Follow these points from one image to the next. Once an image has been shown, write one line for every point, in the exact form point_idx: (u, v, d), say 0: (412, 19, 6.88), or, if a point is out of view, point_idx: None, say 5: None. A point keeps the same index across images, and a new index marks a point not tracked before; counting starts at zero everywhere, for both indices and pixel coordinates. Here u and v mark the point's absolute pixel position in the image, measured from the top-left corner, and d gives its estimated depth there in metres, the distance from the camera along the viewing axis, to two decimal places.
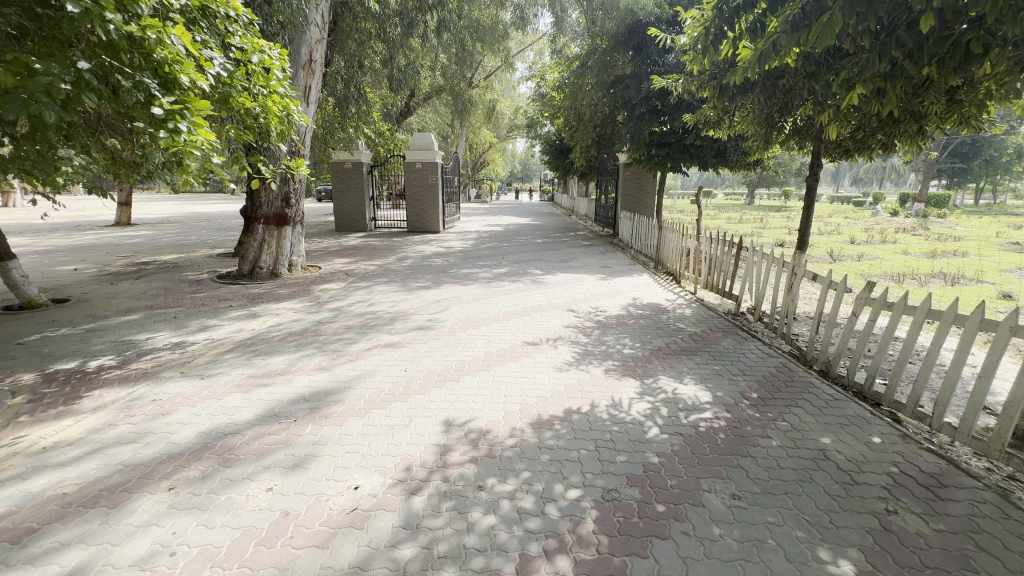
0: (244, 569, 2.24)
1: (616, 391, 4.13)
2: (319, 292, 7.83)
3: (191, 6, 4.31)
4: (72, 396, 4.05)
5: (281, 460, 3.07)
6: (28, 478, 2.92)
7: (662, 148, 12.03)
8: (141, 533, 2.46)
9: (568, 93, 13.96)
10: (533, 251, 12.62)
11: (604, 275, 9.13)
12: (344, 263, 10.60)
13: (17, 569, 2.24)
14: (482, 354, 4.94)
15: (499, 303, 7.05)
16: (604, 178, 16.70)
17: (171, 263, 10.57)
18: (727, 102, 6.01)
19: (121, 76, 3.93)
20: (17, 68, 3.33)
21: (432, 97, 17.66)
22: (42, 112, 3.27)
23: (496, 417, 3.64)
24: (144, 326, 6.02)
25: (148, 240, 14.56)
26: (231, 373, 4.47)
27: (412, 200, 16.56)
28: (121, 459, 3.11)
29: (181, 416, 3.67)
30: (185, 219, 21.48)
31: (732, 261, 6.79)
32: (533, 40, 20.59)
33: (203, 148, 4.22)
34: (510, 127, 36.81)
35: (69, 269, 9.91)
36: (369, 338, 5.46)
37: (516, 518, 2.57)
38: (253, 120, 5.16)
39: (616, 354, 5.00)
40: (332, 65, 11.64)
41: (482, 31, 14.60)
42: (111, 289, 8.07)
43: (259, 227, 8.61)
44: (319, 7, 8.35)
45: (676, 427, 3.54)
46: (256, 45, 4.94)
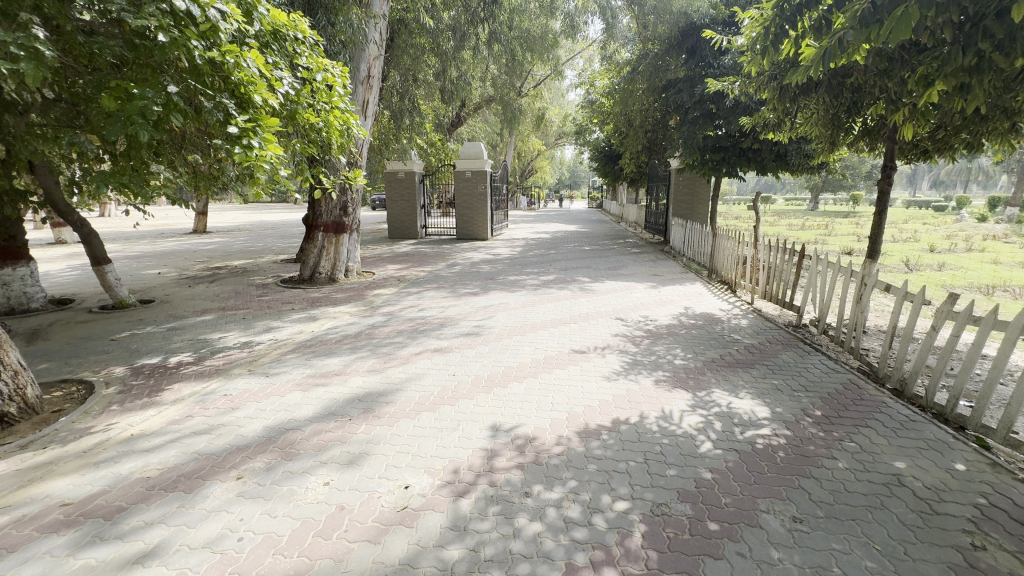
0: (303, 557, 2.36)
1: (666, 403, 4.00)
2: (373, 297, 8.17)
3: (264, 31, 4.66)
4: (156, 388, 4.45)
5: (336, 457, 3.22)
6: (118, 462, 3.23)
7: (717, 153, 11.63)
8: (212, 517, 2.65)
9: (618, 99, 13.87)
10: (581, 258, 12.53)
11: (654, 284, 8.93)
12: (396, 269, 11.00)
13: (110, 543, 2.48)
14: (529, 361, 4.96)
15: (545, 310, 7.06)
16: (654, 184, 16.34)
17: (241, 268, 11.39)
18: (788, 103, 5.71)
19: (203, 97, 4.32)
20: (118, 94, 3.73)
21: (482, 107, 18.06)
22: (138, 133, 3.65)
23: (543, 424, 3.63)
24: (217, 326, 6.52)
25: (220, 246, 15.73)
26: (292, 372, 4.75)
27: (462, 208, 16.91)
28: (196, 448, 3.37)
29: (248, 411, 3.94)
30: (253, 227, 23.10)
31: (792, 269, 6.43)
32: (582, 48, 20.72)
33: (272, 161, 4.57)
34: (559, 135, 36.99)
35: (154, 273, 10.90)
36: (419, 342, 5.63)
37: (563, 527, 2.55)
38: (317, 134, 5.51)
39: (667, 364, 4.86)
40: (389, 80, 12.21)
41: (532, 41, 14.81)
42: (189, 292, 8.81)
43: (319, 234, 9.08)
44: (377, 25, 8.78)
45: (730, 443, 3.39)
46: (320, 64, 5.26)
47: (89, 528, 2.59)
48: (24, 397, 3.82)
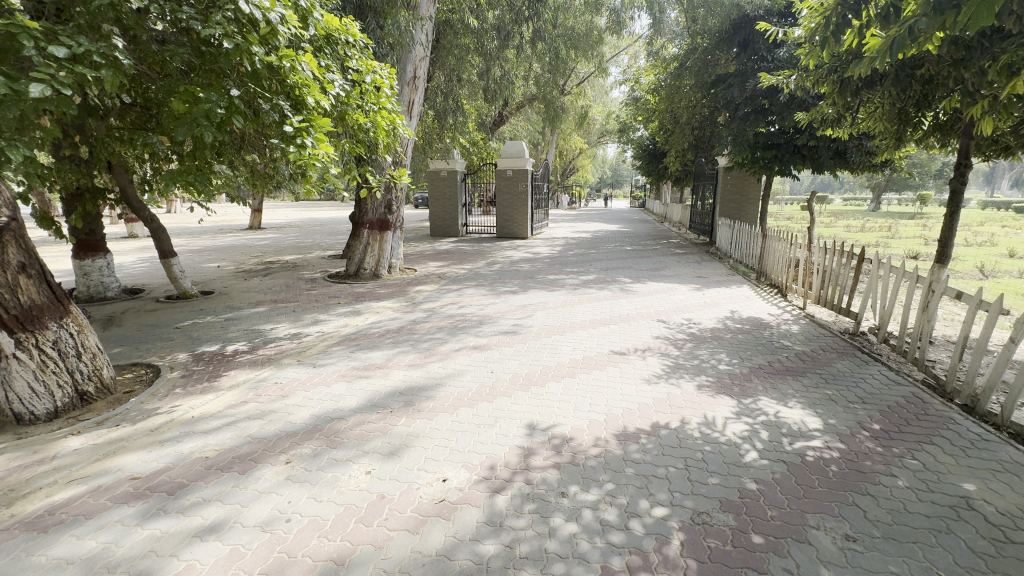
0: (346, 542, 2.46)
1: (709, 409, 3.88)
2: (415, 293, 8.37)
3: (318, 35, 4.89)
4: (214, 374, 4.75)
5: (378, 447, 3.33)
6: (181, 441, 3.47)
7: (769, 150, 11.13)
8: (263, 498, 2.81)
9: (665, 96, 13.56)
10: (621, 259, 12.30)
11: (698, 286, 8.65)
12: (436, 266, 11.19)
13: (172, 516, 2.67)
14: (568, 361, 4.92)
15: (585, 310, 6.98)
16: (700, 183, 15.83)
17: (291, 262, 11.94)
18: (849, 97, 5.39)
19: (262, 100, 4.57)
20: (187, 97, 4.01)
21: (524, 106, 18.09)
22: (203, 133, 3.90)
23: (581, 425, 3.61)
24: (269, 317, 6.87)
25: (274, 242, 16.57)
26: (338, 364, 4.94)
27: (502, 207, 16.99)
28: (250, 432, 3.57)
29: (297, 399, 4.13)
30: (303, 224, 24.25)
31: (849, 273, 6.07)
32: (628, 44, 20.37)
33: (323, 160, 4.79)
34: (601, 133, 36.50)
35: (214, 266, 11.62)
36: (458, 339, 5.71)
37: (599, 530, 2.53)
38: (364, 134, 5.69)
39: (710, 369, 4.70)
40: (434, 80, 12.44)
41: (577, 38, 14.67)
42: (244, 284, 9.33)
43: (364, 231, 9.37)
44: (424, 26, 8.96)
45: (778, 453, 3.24)
46: (370, 66, 5.43)
47: (155, 501, 2.80)
48: (101, 377, 4.16)
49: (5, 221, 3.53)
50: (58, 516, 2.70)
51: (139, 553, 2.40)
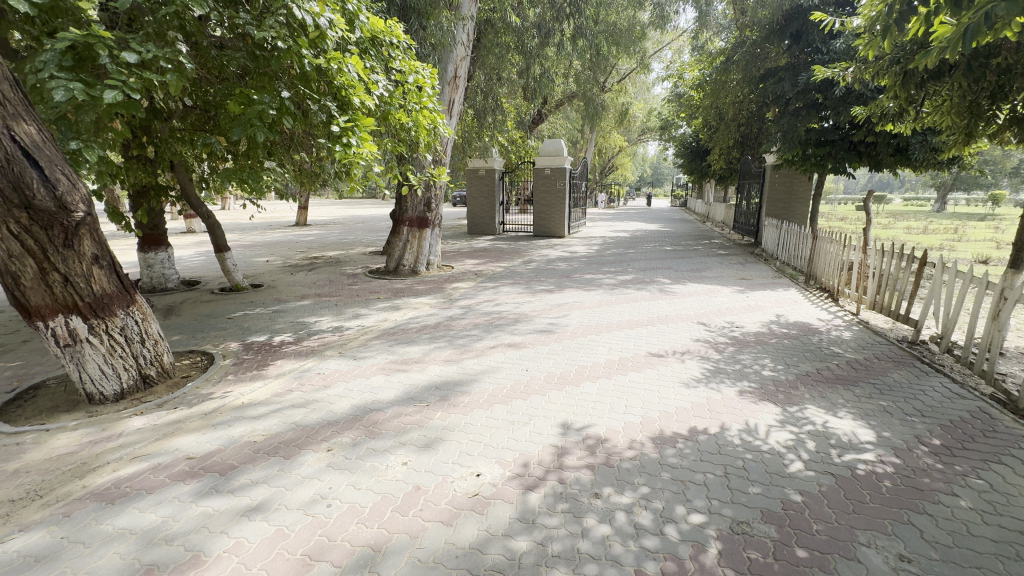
0: (382, 529, 2.53)
1: (751, 415, 3.74)
2: (451, 290, 8.49)
3: (364, 38, 5.05)
4: (262, 363, 4.99)
5: (414, 439, 3.40)
6: (231, 425, 3.67)
7: (822, 147, 10.61)
8: (306, 483, 2.93)
9: (709, 91, 13.15)
10: (661, 259, 12.01)
11: (741, 288, 8.35)
12: (473, 264, 11.30)
13: (223, 495, 2.83)
14: (603, 361, 4.87)
15: (622, 311, 6.87)
16: (746, 181, 15.25)
17: (335, 258, 12.37)
18: (913, 89, 5.04)
19: (311, 101, 4.75)
20: (242, 99, 4.24)
21: (563, 104, 17.96)
22: (255, 133, 4.11)
23: (616, 426, 3.56)
24: (313, 310, 7.15)
25: (318, 238, 17.21)
26: (377, 357, 5.08)
27: (539, 205, 16.94)
28: (294, 419, 3.74)
29: (338, 389, 4.28)
30: (346, 221, 25.09)
31: (908, 278, 5.70)
32: (671, 39, 19.88)
33: (366, 158, 4.95)
34: (642, 131, 35.76)
35: (263, 260, 12.19)
36: (494, 336, 5.76)
37: (632, 533, 2.49)
38: (406, 133, 5.82)
39: (753, 375, 4.53)
40: (474, 79, 12.55)
41: (619, 34, 14.42)
42: (291, 278, 9.73)
43: (404, 229, 9.59)
44: (465, 26, 9.04)
45: (825, 465, 3.09)
46: (412, 67, 5.54)
47: (208, 481, 2.97)
48: (162, 362, 4.44)
49: (81, 216, 3.67)
50: (123, 489, 2.92)
51: (193, 528, 2.56)
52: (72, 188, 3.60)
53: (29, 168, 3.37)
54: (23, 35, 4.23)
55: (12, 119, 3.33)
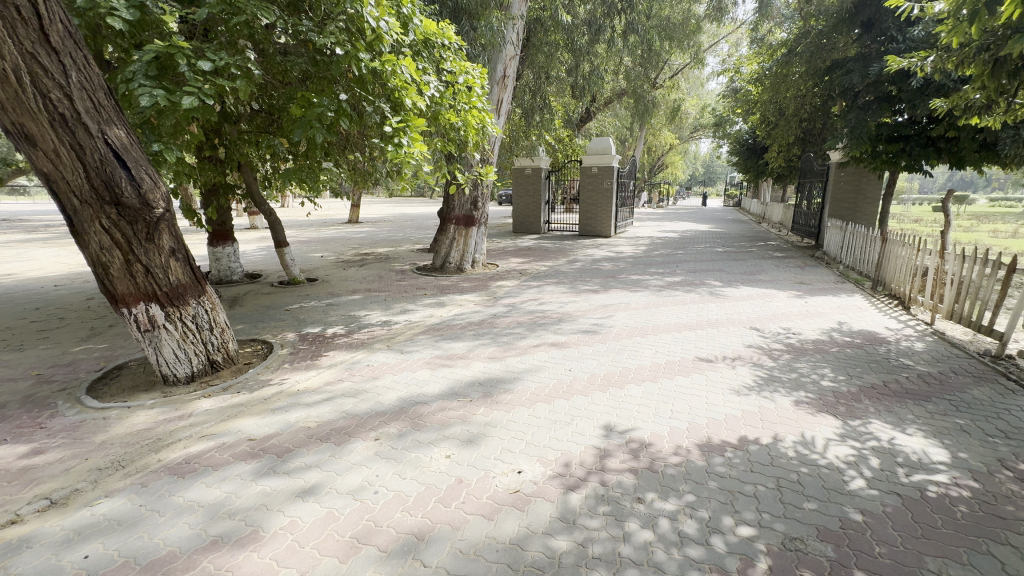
0: (426, 518, 2.60)
1: (808, 427, 3.54)
2: (496, 288, 8.57)
3: (417, 40, 5.21)
4: (316, 353, 5.25)
5: (458, 433, 3.47)
6: (288, 411, 3.89)
7: (894, 143, 9.90)
8: (355, 469, 3.06)
9: (769, 86, 12.54)
10: (713, 260, 11.57)
11: (798, 293, 7.91)
12: (518, 262, 11.34)
13: (279, 476, 3.00)
14: (649, 364, 4.76)
15: (669, 313, 6.69)
16: (807, 180, 14.41)
17: (385, 254, 12.79)
18: (1005, 79, 4.59)
19: (366, 103, 4.95)
20: (303, 103, 4.49)
21: (613, 101, 17.64)
22: (314, 134, 4.35)
23: (661, 431, 3.48)
24: (364, 305, 7.44)
25: (369, 235, 17.85)
26: (423, 352, 5.21)
27: (585, 205, 16.77)
28: (345, 408, 3.91)
29: (386, 381, 4.44)
30: (396, 218, 25.83)
31: (993, 285, 5.20)
32: (728, 31, 19.09)
33: (416, 158, 5.08)
34: (694, 128, 34.48)
35: (318, 256, 12.78)
36: (537, 335, 5.76)
37: (676, 541, 2.43)
38: (455, 133, 5.93)
39: (811, 385, 4.27)
40: (523, 79, 12.57)
41: (672, 28, 14.04)
42: (343, 273, 10.16)
43: (451, 227, 9.79)
44: (516, 26, 9.07)
45: (889, 484, 2.88)
46: (462, 67, 5.64)
47: (267, 461, 3.17)
48: (227, 349, 4.77)
49: (161, 213, 4.01)
50: (193, 464, 3.17)
51: (253, 505, 2.74)
52: (155, 186, 3.95)
53: (119, 168, 3.70)
54: (115, 47, 4.66)
55: (105, 123, 3.64)
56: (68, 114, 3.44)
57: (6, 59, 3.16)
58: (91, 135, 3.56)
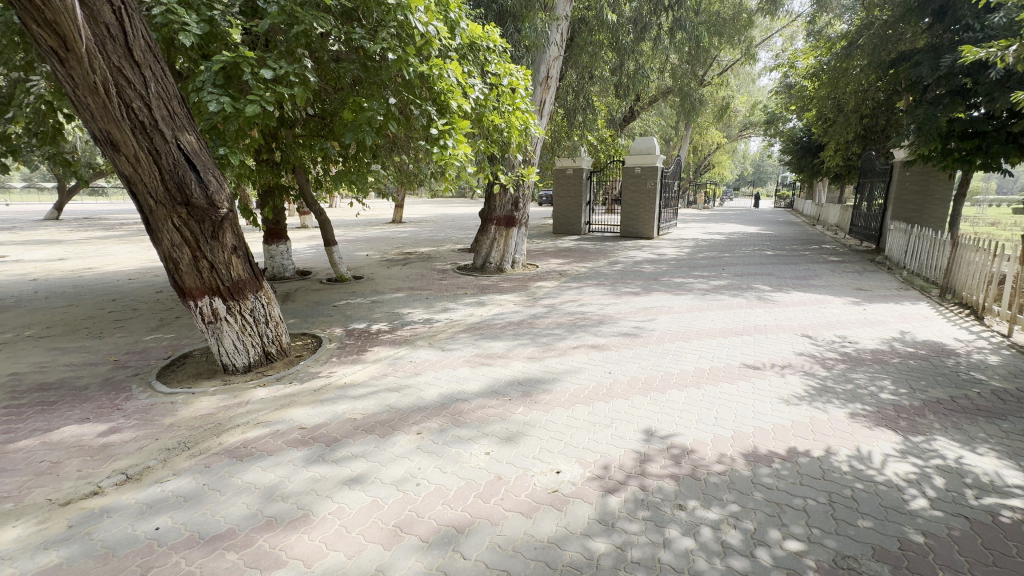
0: (465, 512, 2.66)
1: (865, 441, 3.35)
2: (536, 289, 8.59)
3: (463, 44, 5.32)
4: (361, 349, 5.45)
5: (497, 431, 3.52)
6: (335, 402, 4.06)
7: (969, 140, 9.20)
8: (398, 461, 3.16)
9: (826, 81, 11.91)
10: (761, 264, 11.12)
11: (856, 299, 7.48)
12: (558, 263, 11.30)
13: (328, 464, 3.15)
14: (692, 369, 4.64)
15: (714, 318, 6.49)
16: (868, 180, 13.57)
17: (427, 254, 13.08)
18: None
19: (414, 106, 5.12)
20: (355, 108, 4.68)
21: (658, 100, 17.26)
22: (364, 137, 4.53)
23: (704, 438, 3.39)
24: (406, 302, 7.65)
25: (412, 235, 18.30)
26: (464, 350, 5.30)
27: (627, 206, 16.50)
28: (389, 402, 4.05)
29: (428, 378, 4.55)
30: (437, 219, 26.34)
31: None
32: (783, 25, 18.27)
33: (461, 159, 5.18)
34: (744, 126, 33.17)
35: (364, 254, 13.24)
36: (576, 336, 5.73)
37: (718, 551, 2.37)
38: (499, 134, 6.01)
39: (868, 398, 4.03)
40: (566, 79, 12.53)
41: (722, 24, 13.60)
42: (387, 271, 10.49)
43: (492, 228, 9.90)
44: (560, 26, 9.04)
45: (956, 506, 2.69)
46: (507, 69, 5.70)
47: (317, 449, 3.33)
48: (281, 342, 5.03)
49: (225, 213, 4.28)
50: (250, 449, 3.38)
51: (304, 489, 2.89)
52: (220, 188, 4.22)
53: (190, 172, 3.99)
54: (186, 57, 5.01)
55: (178, 130, 3.93)
56: (147, 122, 3.75)
57: (96, 72, 3.47)
58: (166, 141, 3.85)
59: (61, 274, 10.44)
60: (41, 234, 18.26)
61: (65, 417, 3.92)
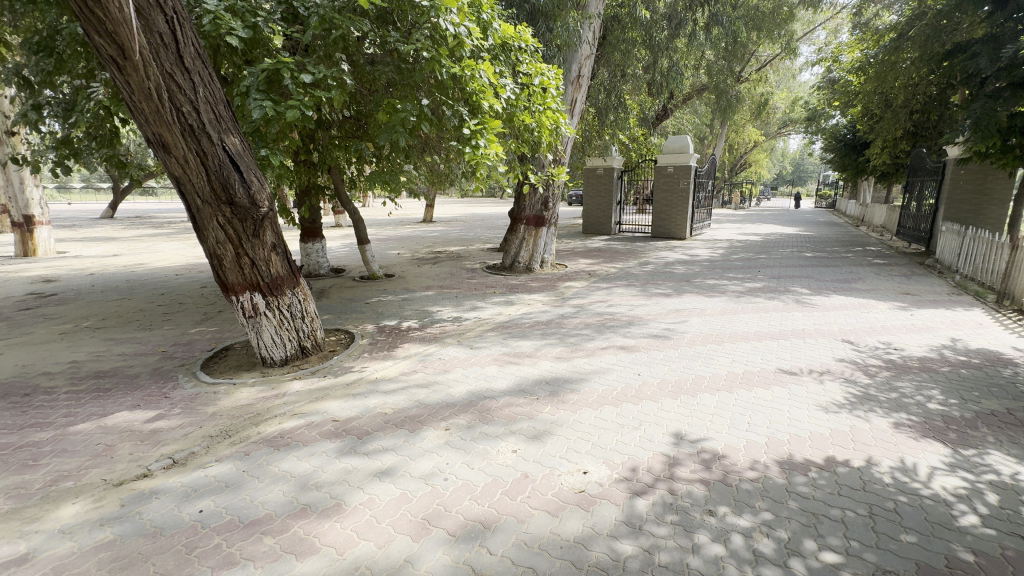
0: (492, 509, 2.68)
1: (910, 453, 3.19)
2: (565, 289, 8.56)
3: (495, 45, 5.37)
4: (392, 345, 5.57)
5: (524, 429, 3.54)
6: (367, 397, 4.17)
7: None
8: (426, 456, 3.22)
9: (873, 75, 11.37)
10: (800, 266, 10.73)
11: (902, 304, 7.12)
12: (587, 264, 11.21)
13: (359, 456, 3.24)
14: (724, 373, 4.53)
15: (749, 321, 6.30)
16: (918, 179, 12.89)
17: (456, 253, 13.22)
18: None
19: (446, 107, 5.20)
20: (390, 110, 4.79)
21: (692, 97, 16.88)
22: (398, 138, 4.64)
23: (736, 444, 3.31)
24: (436, 301, 7.76)
25: (442, 234, 18.53)
26: (492, 349, 5.34)
27: (659, 205, 16.20)
28: (418, 398, 4.12)
29: (456, 375, 4.61)
30: (467, 218, 26.57)
31: None
32: (826, 17, 17.57)
33: (492, 159, 5.22)
34: (783, 123, 32.03)
35: (396, 253, 13.49)
36: (605, 337, 5.68)
37: (749, 559, 2.31)
38: (529, 133, 6.02)
39: (915, 407, 3.83)
40: (598, 78, 12.42)
41: (761, 18, 13.17)
42: (418, 270, 10.66)
43: (522, 227, 9.92)
44: (592, 24, 8.97)
45: (1010, 525, 2.53)
46: (538, 69, 5.71)
47: (349, 441, 3.43)
48: (316, 337, 5.19)
49: (265, 212, 4.45)
50: (286, 439, 3.51)
51: (337, 480, 2.99)
52: (261, 188, 4.39)
53: (233, 172, 4.17)
54: (231, 63, 5.23)
55: (223, 132, 4.11)
56: (195, 124, 3.94)
57: (151, 78, 3.68)
58: (212, 143, 4.04)
59: (115, 270, 11.08)
60: (97, 231, 19.42)
61: (119, 404, 4.17)
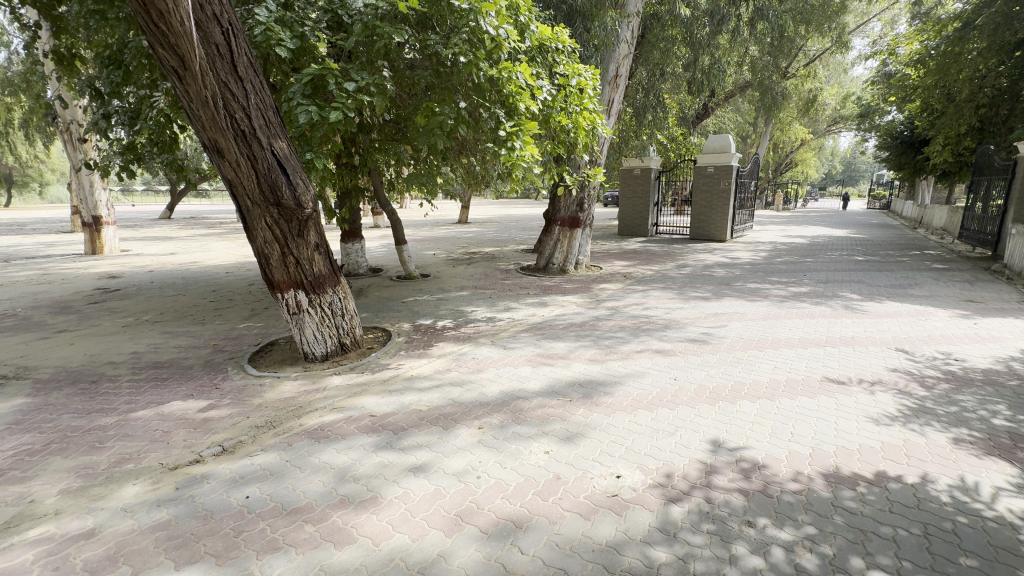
0: (523, 508, 2.69)
1: (971, 471, 2.98)
2: (599, 291, 8.47)
3: (532, 46, 5.39)
4: (427, 343, 5.67)
5: (557, 431, 3.53)
6: (402, 393, 4.27)
7: None
8: (459, 453, 3.27)
9: (934, 67, 10.67)
10: (850, 270, 10.19)
11: (964, 312, 6.64)
12: (623, 266, 11.06)
13: (395, 451, 3.32)
14: (766, 380, 4.37)
15: (793, 326, 6.04)
16: (984, 178, 12.01)
17: (491, 254, 13.32)
18: None
19: (483, 109, 5.26)
20: (428, 113, 4.89)
21: (735, 95, 16.35)
22: (435, 140, 4.73)
23: (777, 454, 3.18)
24: (471, 301, 7.85)
25: (477, 235, 18.71)
26: (525, 349, 5.35)
27: (698, 207, 15.77)
28: (452, 396, 4.18)
29: (489, 374, 4.65)
30: (501, 219, 26.71)
31: None
32: (882, 8, 16.63)
33: (527, 160, 5.25)
34: (833, 119, 30.53)
35: (431, 253, 13.72)
36: (640, 340, 5.59)
37: (790, 573, 2.23)
38: (565, 134, 6.01)
39: (977, 423, 3.57)
40: (636, 77, 12.22)
41: (810, 11, 12.63)
42: (453, 270, 10.81)
43: (556, 228, 9.88)
44: (631, 23, 8.84)
45: None
46: (575, 70, 5.69)
47: (385, 436, 3.52)
48: (355, 334, 5.36)
49: (310, 213, 4.63)
50: (326, 431, 3.64)
51: (374, 473, 3.07)
52: (306, 190, 4.57)
53: (281, 175, 4.37)
54: (280, 70, 5.47)
55: (273, 137, 4.31)
56: (247, 130, 4.16)
57: (208, 87, 3.91)
58: (262, 146, 4.24)
59: (172, 267, 11.79)
60: (156, 231, 20.70)
61: (174, 393, 4.44)
